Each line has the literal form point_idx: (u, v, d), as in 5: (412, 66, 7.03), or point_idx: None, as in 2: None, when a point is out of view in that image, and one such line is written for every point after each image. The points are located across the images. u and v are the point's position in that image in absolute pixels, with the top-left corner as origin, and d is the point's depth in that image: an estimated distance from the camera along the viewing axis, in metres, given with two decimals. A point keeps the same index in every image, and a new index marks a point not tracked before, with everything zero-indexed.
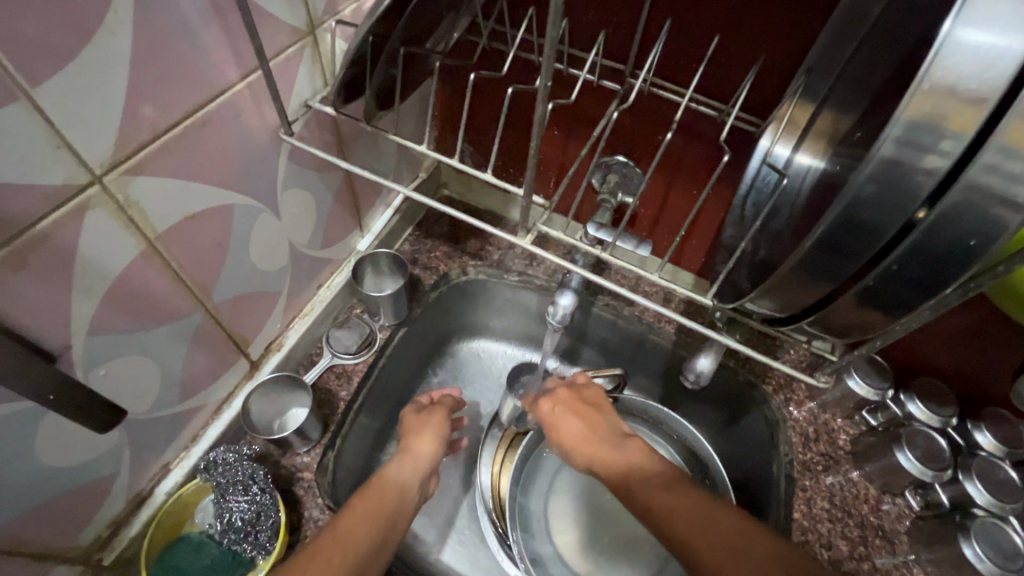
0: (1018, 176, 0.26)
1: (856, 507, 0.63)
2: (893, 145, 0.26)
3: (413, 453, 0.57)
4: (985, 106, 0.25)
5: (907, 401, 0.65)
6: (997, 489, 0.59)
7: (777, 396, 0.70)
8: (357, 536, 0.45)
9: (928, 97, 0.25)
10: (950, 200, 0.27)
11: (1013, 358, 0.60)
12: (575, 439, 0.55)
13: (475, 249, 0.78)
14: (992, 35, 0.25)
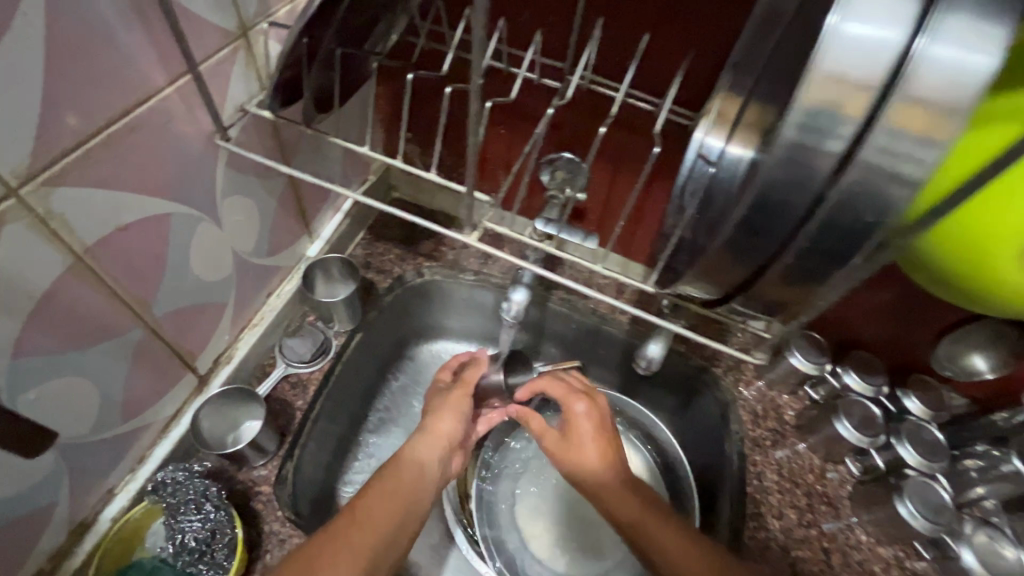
0: (905, 155, 0.28)
1: (803, 477, 0.67)
2: (795, 130, 0.29)
3: (433, 435, 0.59)
4: (871, 91, 0.27)
5: (843, 373, 0.69)
6: (928, 451, 0.63)
7: (727, 377, 0.74)
8: (379, 515, 0.49)
9: (822, 86, 0.28)
10: (849, 181, 0.29)
11: (929, 331, 0.65)
12: (568, 430, 0.60)
13: (429, 250, 0.81)
14: (873, 28, 0.27)
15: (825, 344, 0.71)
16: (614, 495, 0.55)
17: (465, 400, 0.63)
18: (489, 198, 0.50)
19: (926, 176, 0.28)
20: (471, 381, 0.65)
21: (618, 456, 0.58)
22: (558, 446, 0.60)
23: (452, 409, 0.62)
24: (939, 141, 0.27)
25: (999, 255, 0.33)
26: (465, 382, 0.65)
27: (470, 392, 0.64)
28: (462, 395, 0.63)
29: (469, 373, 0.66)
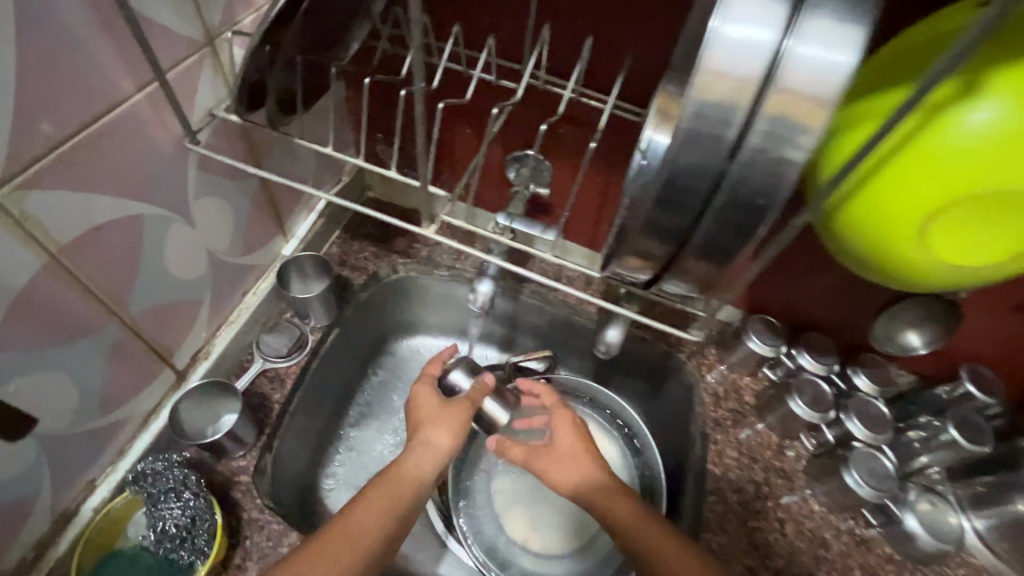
0: (786, 144, 0.30)
1: (761, 453, 0.71)
2: (687, 125, 0.30)
3: (427, 449, 0.61)
4: (753, 83, 0.29)
5: (797, 355, 0.73)
6: (875, 425, 0.67)
7: (690, 362, 0.77)
8: (368, 530, 0.53)
9: (708, 83, 0.29)
10: (739, 168, 0.31)
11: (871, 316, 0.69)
12: (554, 438, 0.65)
13: (403, 248, 0.84)
14: (751, 28, 0.28)
15: (781, 328, 0.74)
16: (607, 494, 0.60)
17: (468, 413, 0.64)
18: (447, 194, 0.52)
19: (806, 161, 0.30)
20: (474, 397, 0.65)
21: (602, 457, 0.64)
22: (546, 457, 0.64)
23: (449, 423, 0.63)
24: (814, 129, 0.29)
25: (898, 237, 0.38)
26: (469, 400, 0.65)
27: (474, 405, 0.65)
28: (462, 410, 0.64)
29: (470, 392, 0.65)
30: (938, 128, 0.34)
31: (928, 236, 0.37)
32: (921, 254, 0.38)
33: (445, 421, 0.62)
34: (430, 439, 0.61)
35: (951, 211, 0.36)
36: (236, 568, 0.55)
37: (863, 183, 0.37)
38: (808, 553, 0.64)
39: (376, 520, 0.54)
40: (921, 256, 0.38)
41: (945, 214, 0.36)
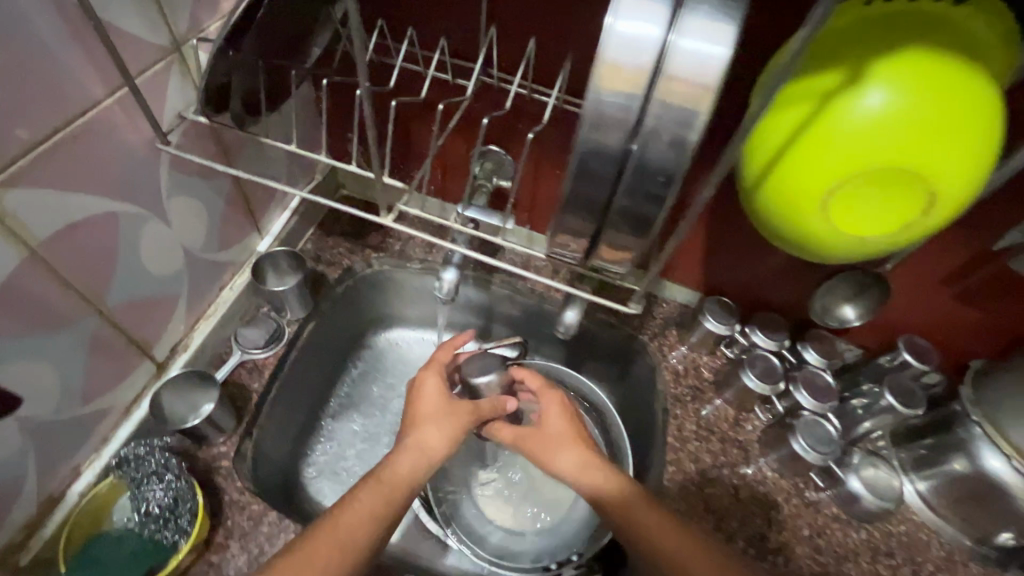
0: (679, 128, 0.31)
1: (718, 425, 0.75)
2: (590, 113, 0.31)
3: (421, 451, 0.63)
4: (645, 72, 0.30)
5: (751, 333, 0.77)
6: (821, 394, 0.71)
7: (653, 344, 0.82)
8: (359, 535, 0.54)
9: (605, 74, 0.30)
10: (644, 150, 0.32)
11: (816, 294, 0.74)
12: (542, 420, 0.71)
13: (377, 242, 0.87)
14: (640, 22, 0.30)
15: (735, 308, 0.79)
16: (596, 467, 0.65)
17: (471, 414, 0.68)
18: (405, 185, 0.55)
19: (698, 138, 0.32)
20: (486, 412, 0.69)
21: (591, 446, 0.68)
22: (535, 439, 0.70)
23: (446, 426, 0.65)
24: (701, 107, 0.31)
25: (803, 210, 0.42)
26: (478, 410, 0.69)
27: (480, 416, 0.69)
28: (461, 410, 0.67)
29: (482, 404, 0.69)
30: (834, 111, 0.39)
31: (828, 212, 0.41)
32: (824, 228, 0.43)
33: (444, 424, 0.65)
34: (424, 441, 0.63)
35: (848, 186, 0.40)
36: (217, 547, 0.58)
37: (774, 164, 0.42)
38: (761, 516, 0.68)
39: (366, 519, 0.55)
40: (823, 229, 0.43)
41: (842, 190, 0.40)
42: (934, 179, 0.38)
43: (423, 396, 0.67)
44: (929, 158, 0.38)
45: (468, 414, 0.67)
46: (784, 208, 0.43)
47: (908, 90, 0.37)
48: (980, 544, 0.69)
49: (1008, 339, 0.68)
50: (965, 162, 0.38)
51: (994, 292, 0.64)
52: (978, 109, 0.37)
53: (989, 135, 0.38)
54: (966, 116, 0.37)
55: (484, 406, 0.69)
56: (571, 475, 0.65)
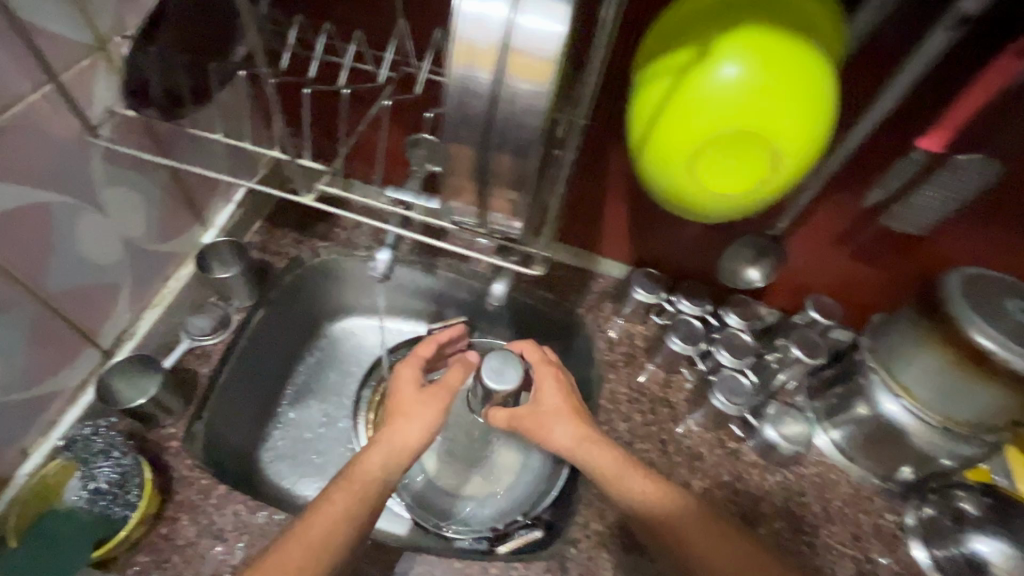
0: (530, 100, 0.34)
1: (648, 387, 0.81)
2: (453, 88, 0.35)
3: (396, 445, 0.65)
4: (494, 50, 0.34)
5: (676, 300, 0.83)
6: (737, 351, 0.77)
7: (589, 316, 0.87)
8: (333, 534, 0.56)
9: (461, 53, 0.34)
10: (503, 124, 0.36)
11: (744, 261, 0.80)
12: (537, 397, 0.71)
13: (323, 232, 0.90)
14: (487, 5, 0.33)
15: (661, 278, 0.84)
16: (590, 439, 0.66)
17: (444, 395, 0.71)
18: (325, 167, 0.60)
19: (546, 111, 0.35)
20: (456, 382, 0.73)
21: (585, 417, 0.70)
22: (530, 415, 0.70)
23: (420, 418, 0.68)
24: (544, 83, 0.34)
25: (674, 168, 0.47)
26: (447, 385, 0.72)
27: (454, 391, 0.72)
28: (439, 390, 0.71)
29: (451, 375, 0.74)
30: (700, 72, 0.43)
31: (694, 166, 0.46)
32: (691, 182, 0.47)
33: (420, 413, 0.68)
34: (401, 436, 0.66)
35: (706, 146, 0.45)
36: (168, 520, 0.61)
37: (649, 128, 0.47)
38: (684, 466, 0.74)
39: (339, 519, 0.57)
40: (693, 185, 0.48)
41: (704, 146, 0.45)
42: (777, 139, 0.43)
43: (403, 384, 0.72)
44: (774, 120, 0.43)
45: (442, 401, 0.70)
46: (659, 168, 0.48)
47: (750, 61, 0.42)
48: (887, 480, 0.76)
49: (901, 292, 0.75)
50: (805, 126, 0.44)
51: (881, 248, 0.71)
52: (816, 81, 0.43)
53: (826, 106, 0.44)
54: (806, 85, 0.43)
55: (451, 377, 0.73)
56: (566, 448, 0.67)
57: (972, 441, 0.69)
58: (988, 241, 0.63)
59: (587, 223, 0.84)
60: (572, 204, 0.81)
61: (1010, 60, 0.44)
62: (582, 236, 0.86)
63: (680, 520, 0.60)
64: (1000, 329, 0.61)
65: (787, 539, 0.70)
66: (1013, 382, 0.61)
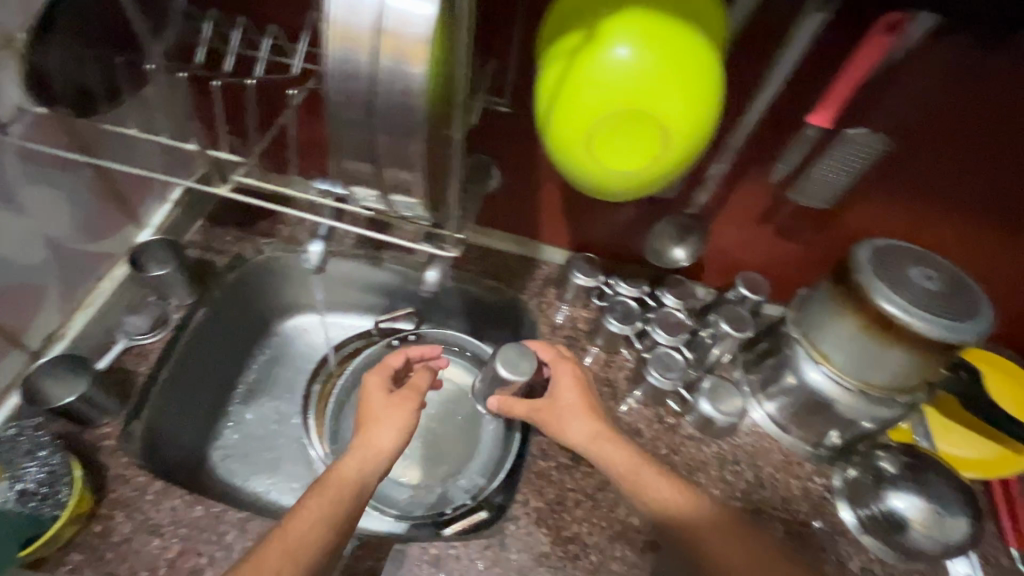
0: (408, 81, 0.36)
1: (589, 368, 0.83)
2: (332, 69, 0.36)
3: (370, 451, 0.65)
4: (369, 31, 0.35)
5: (614, 283, 0.85)
6: (672, 329, 0.80)
7: (533, 302, 0.89)
8: (308, 541, 0.56)
9: (336, 34, 0.35)
10: (384, 103, 0.37)
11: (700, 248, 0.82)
12: (554, 392, 0.72)
13: (266, 229, 0.91)
14: None
15: (599, 262, 0.86)
16: (605, 437, 0.67)
17: (413, 398, 0.71)
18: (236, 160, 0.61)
19: (424, 93, 0.37)
20: (423, 384, 0.73)
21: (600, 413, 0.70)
22: (547, 410, 0.71)
23: (391, 423, 0.68)
24: (420, 65, 0.36)
25: (571, 146, 0.49)
26: (415, 388, 0.72)
27: (422, 392, 0.73)
28: (409, 394, 0.71)
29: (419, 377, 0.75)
30: (595, 53, 0.46)
31: (590, 145, 0.48)
32: (588, 159, 0.49)
33: (389, 418, 0.69)
34: (374, 442, 0.66)
35: (599, 124, 0.47)
36: (102, 517, 0.62)
37: (549, 107, 0.49)
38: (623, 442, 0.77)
39: (315, 524, 0.57)
40: (590, 164, 0.49)
41: (598, 124, 0.47)
42: (661, 119, 0.46)
43: (371, 393, 0.72)
44: (657, 100, 0.45)
45: (412, 405, 0.70)
46: (558, 146, 0.50)
47: (635, 44, 0.45)
48: (819, 447, 0.79)
49: (821, 265, 0.79)
50: (689, 106, 0.46)
51: (799, 224, 0.74)
52: (700, 65, 0.46)
53: (711, 91, 0.47)
54: (690, 69, 0.45)
55: (418, 379, 0.74)
56: (581, 444, 0.67)
57: (889, 404, 0.73)
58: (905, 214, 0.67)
59: (526, 211, 0.86)
60: (508, 193, 0.83)
61: (880, 34, 0.48)
62: (523, 224, 0.88)
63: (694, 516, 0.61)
64: (907, 298, 0.64)
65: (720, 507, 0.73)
66: (922, 346, 0.65)
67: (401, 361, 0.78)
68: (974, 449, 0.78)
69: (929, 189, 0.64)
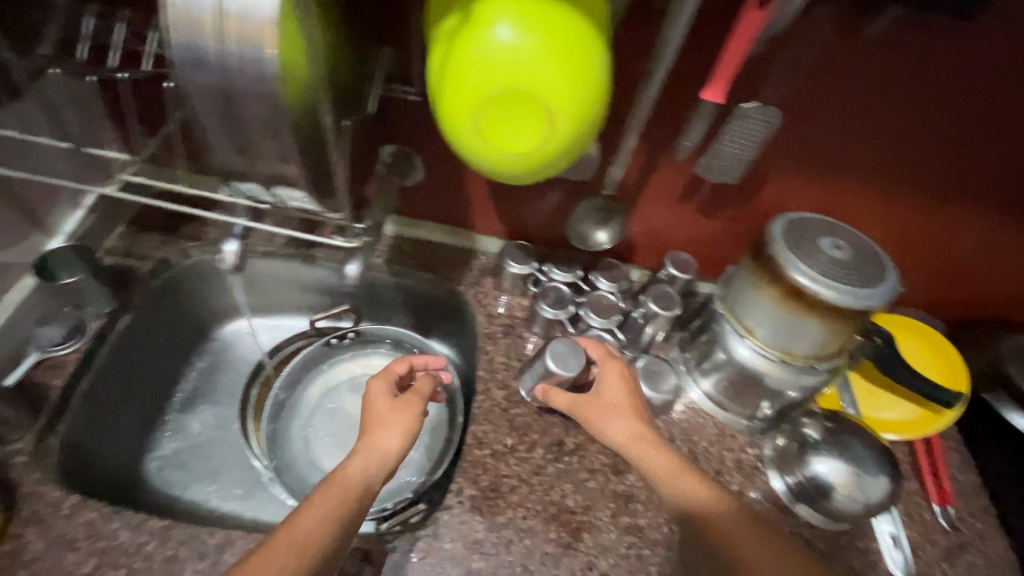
0: (260, 63, 0.35)
1: (527, 355, 0.83)
2: (177, 50, 0.36)
3: (376, 451, 0.63)
4: (212, 11, 0.34)
5: (549, 269, 0.85)
6: (605, 312, 0.80)
7: (470, 292, 0.89)
8: (315, 537, 0.54)
9: (178, 13, 0.34)
10: (237, 84, 0.36)
11: (639, 233, 0.84)
12: (599, 388, 0.70)
13: (192, 231, 0.89)
14: None
15: (532, 249, 0.86)
16: (647, 440, 0.64)
17: (417, 403, 0.69)
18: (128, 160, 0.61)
19: (279, 75, 0.36)
20: (427, 390, 0.72)
21: (645, 417, 0.68)
22: (591, 406, 0.68)
23: (398, 426, 0.66)
24: (272, 46, 0.35)
25: (460, 125, 0.48)
26: (419, 393, 0.71)
27: (426, 399, 0.71)
28: (415, 397, 0.70)
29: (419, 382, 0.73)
30: (478, 33, 0.45)
31: (479, 125, 0.48)
32: (479, 140, 0.49)
33: (396, 421, 0.67)
34: (379, 442, 0.64)
35: (485, 104, 0.46)
36: (12, 536, 0.61)
37: (438, 83, 0.48)
38: (560, 424, 0.77)
39: (323, 522, 0.55)
40: (481, 145, 0.49)
41: (484, 105, 0.46)
42: (545, 99, 0.46)
43: (375, 398, 0.69)
44: (541, 79, 0.45)
45: (416, 409, 0.69)
46: (448, 126, 0.49)
47: (519, 21, 0.45)
48: (753, 419, 0.81)
49: (743, 241, 0.81)
50: (574, 87, 0.46)
51: (719, 202, 0.76)
52: (584, 46, 0.46)
53: (596, 72, 0.47)
54: (573, 50, 0.46)
55: (422, 385, 0.72)
56: (623, 446, 0.65)
57: (811, 372, 0.75)
58: (818, 185, 0.71)
59: (456, 201, 0.85)
60: (438, 183, 0.82)
61: (754, 11, 0.49)
62: (455, 214, 0.88)
63: (741, 527, 0.57)
64: (816, 267, 0.66)
65: None
66: (835, 313, 0.67)
67: (405, 367, 0.76)
68: (899, 412, 0.82)
69: (828, 156, 0.68)
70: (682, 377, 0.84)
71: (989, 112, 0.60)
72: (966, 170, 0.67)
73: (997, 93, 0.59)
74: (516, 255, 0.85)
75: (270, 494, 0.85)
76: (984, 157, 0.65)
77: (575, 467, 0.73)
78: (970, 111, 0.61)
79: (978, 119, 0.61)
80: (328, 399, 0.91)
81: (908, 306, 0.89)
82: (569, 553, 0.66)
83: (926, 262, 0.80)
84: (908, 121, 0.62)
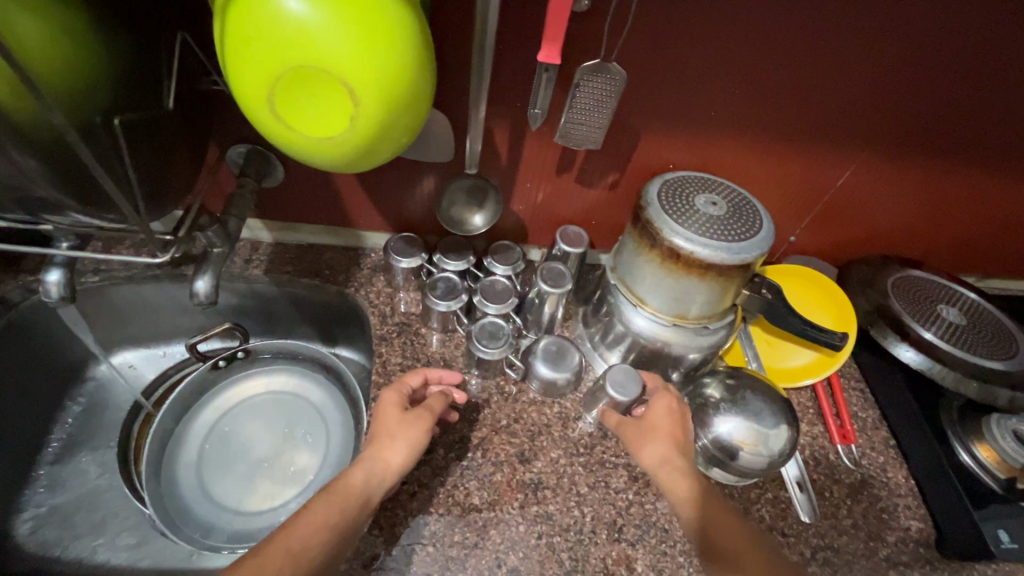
0: None
1: (425, 352, 0.79)
2: None
3: (380, 464, 0.59)
4: None
5: (441, 261, 0.79)
6: (500, 297, 0.76)
7: (360, 292, 0.82)
8: (313, 545, 0.51)
9: None
10: None
11: (524, 211, 0.81)
12: (645, 413, 0.68)
13: (33, 265, 0.78)
14: None
15: (419, 240, 0.81)
16: (674, 465, 0.62)
17: (429, 419, 0.64)
18: None
19: None
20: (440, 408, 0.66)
21: (688, 450, 0.65)
22: (631, 426, 0.67)
23: (407, 439, 0.62)
24: None
25: (253, 107, 0.43)
26: (431, 408, 0.66)
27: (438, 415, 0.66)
28: (425, 412, 0.64)
29: (434, 401, 0.67)
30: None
31: (273, 106, 0.43)
32: (278, 124, 0.44)
33: (404, 433, 0.62)
34: (383, 455, 0.60)
35: (274, 82, 0.42)
36: None
37: (224, 58, 0.43)
38: (463, 421, 0.74)
39: (323, 528, 0.53)
40: (283, 129, 0.45)
41: (275, 82, 0.42)
42: (340, 75, 0.41)
43: (385, 406, 0.65)
44: (332, 52, 0.40)
45: (426, 425, 0.64)
46: (245, 108, 0.44)
47: None
48: None
49: (629, 205, 0.80)
50: (373, 58, 0.41)
51: (597, 168, 0.74)
52: (385, 25, 0.41)
53: (400, 60, 0.42)
54: (370, 21, 0.41)
55: (434, 401, 0.66)
56: (650, 466, 0.63)
57: (707, 332, 0.74)
58: (690, 139, 0.70)
59: (329, 197, 0.79)
60: (306, 180, 0.76)
61: None
62: (333, 212, 0.82)
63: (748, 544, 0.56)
64: (693, 227, 0.64)
65: (563, 466, 0.71)
66: (717, 274, 0.65)
67: (420, 381, 0.69)
68: (798, 358, 0.83)
69: (699, 109, 0.66)
70: (588, 353, 0.82)
71: (840, 48, 0.60)
72: (833, 112, 0.67)
73: (849, 29, 0.58)
74: (400, 249, 0.80)
75: (165, 539, 0.77)
76: (847, 95, 0.65)
77: (478, 462, 0.70)
78: (830, 49, 0.60)
79: (835, 58, 0.61)
80: (222, 424, 0.84)
81: (799, 253, 0.91)
82: (475, 553, 0.63)
83: (812, 208, 0.82)
84: (767, 63, 0.61)
